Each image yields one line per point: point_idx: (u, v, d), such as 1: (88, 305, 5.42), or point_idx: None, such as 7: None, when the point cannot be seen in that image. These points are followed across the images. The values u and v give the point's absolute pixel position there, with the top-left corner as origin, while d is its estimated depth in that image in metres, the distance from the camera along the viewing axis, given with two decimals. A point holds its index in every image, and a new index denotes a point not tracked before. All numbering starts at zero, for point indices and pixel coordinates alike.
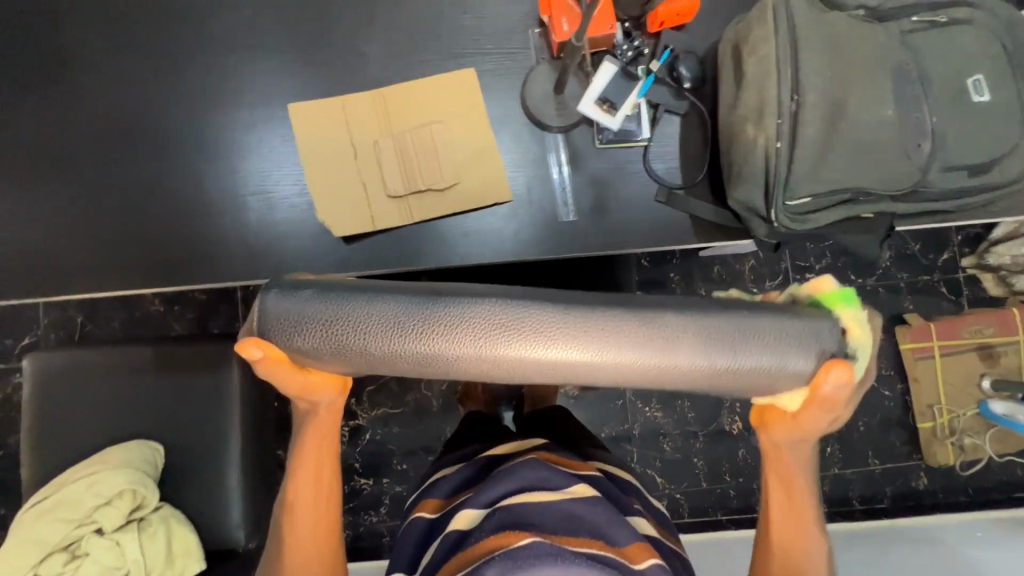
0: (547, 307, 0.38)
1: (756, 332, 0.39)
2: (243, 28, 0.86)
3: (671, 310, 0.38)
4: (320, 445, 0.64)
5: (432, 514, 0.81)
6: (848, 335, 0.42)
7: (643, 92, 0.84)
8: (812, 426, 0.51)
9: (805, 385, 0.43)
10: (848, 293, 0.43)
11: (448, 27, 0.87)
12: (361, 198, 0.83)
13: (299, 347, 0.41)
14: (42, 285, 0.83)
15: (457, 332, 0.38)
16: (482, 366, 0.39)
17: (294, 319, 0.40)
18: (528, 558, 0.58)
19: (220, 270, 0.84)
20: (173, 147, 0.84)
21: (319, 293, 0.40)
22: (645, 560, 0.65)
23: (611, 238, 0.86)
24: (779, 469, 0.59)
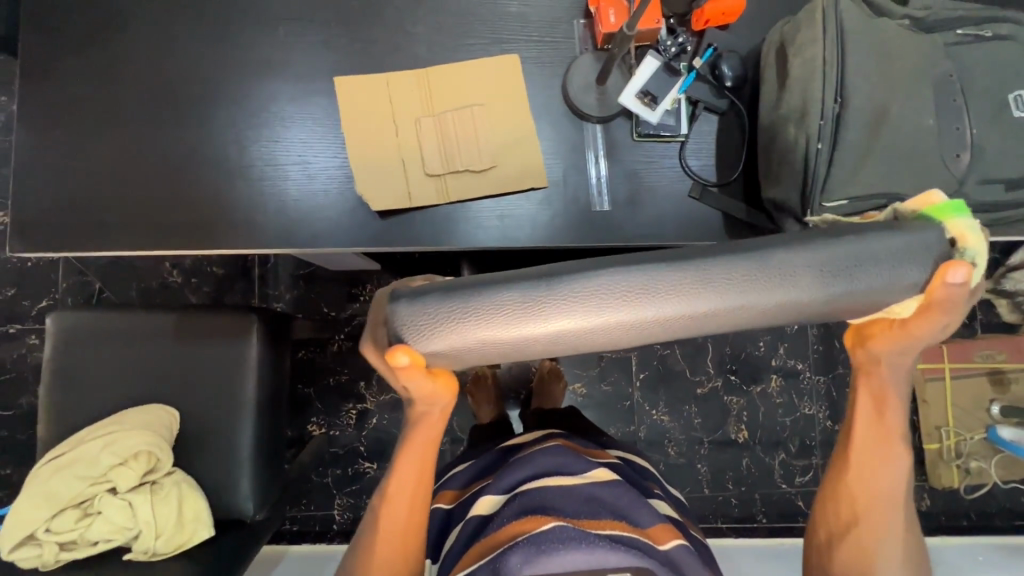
0: (657, 270, 0.41)
1: (866, 256, 0.41)
2: (294, 0, 0.87)
3: (783, 248, 0.41)
4: (422, 450, 0.66)
5: (449, 504, 0.84)
6: (958, 243, 0.43)
7: (684, 89, 0.85)
8: (920, 336, 0.49)
9: (918, 296, 0.44)
10: (958, 204, 0.44)
11: (495, 13, 0.88)
12: (399, 175, 0.84)
13: (432, 349, 0.44)
14: (78, 239, 0.84)
15: (587, 302, 0.41)
16: (617, 330, 0.42)
17: (427, 323, 0.43)
18: (552, 543, 0.60)
19: (255, 237, 0.85)
20: (218, 112, 0.85)
21: (440, 292, 0.43)
22: (670, 540, 0.67)
23: (642, 231, 0.87)
24: (872, 385, 0.56)
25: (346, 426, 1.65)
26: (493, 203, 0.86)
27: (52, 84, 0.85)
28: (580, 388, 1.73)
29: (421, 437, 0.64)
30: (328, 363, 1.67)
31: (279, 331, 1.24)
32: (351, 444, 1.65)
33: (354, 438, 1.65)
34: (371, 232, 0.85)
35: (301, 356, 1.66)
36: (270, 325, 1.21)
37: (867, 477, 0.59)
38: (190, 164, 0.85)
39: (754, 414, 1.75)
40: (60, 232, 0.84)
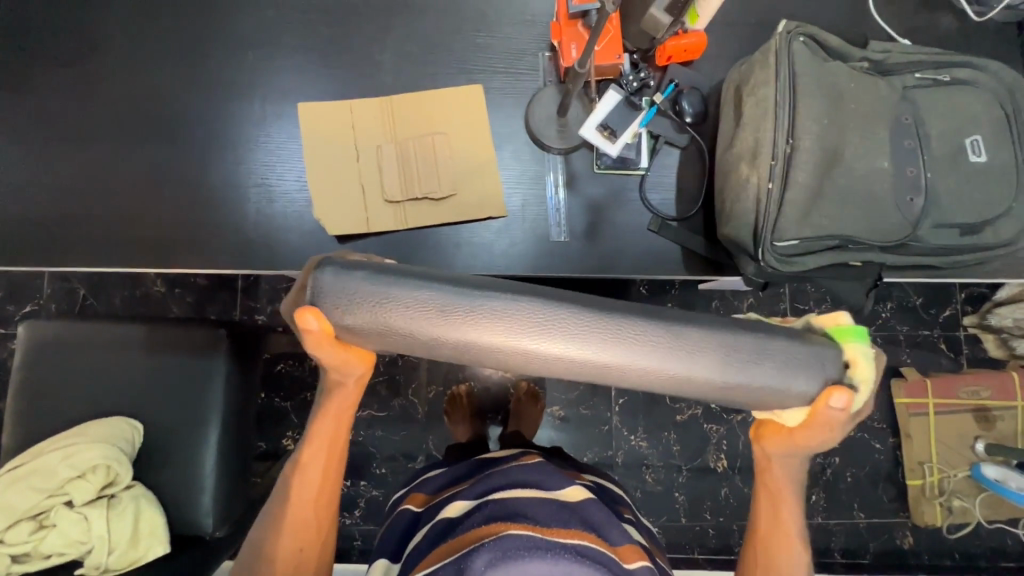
0: (577, 309, 0.40)
1: (769, 351, 0.41)
2: (265, 26, 0.89)
3: (697, 324, 0.40)
4: (336, 419, 0.65)
5: (418, 507, 0.83)
6: (849, 368, 0.43)
7: (644, 123, 0.86)
8: (804, 442, 0.52)
9: (805, 407, 0.43)
10: (860, 330, 0.44)
11: (461, 43, 0.89)
12: (360, 201, 0.85)
13: (343, 324, 0.42)
14: (39, 254, 0.85)
15: (499, 322, 0.40)
16: (518, 358, 0.40)
17: (347, 295, 0.41)
18: (518, 549, 0.59)
19: (214, 257, 0.85)
20: (184, 133, 0.87)
21: (371, 272, 0.41)
22: (636, 560, 0.65)
23: (601, 263, 0.87)
24: (770, 480, 0.60)
25: None
26: (452, 230, 0.86)
27: (25, 101, 0.87)
28: (557, 411, 1.71)
29: (335, 406, 0.64)
30: (306, 377, 1.66)
31: (248, 347, 1.24)
32: None
33: None
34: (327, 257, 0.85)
35: (278, 369, 1.66)
36: (239, 340, 1.21)
37: (769, 563, 0.64)
38: (154, 183, 0.86)
39: (733, 443, 1.73)
40: (23, 247, 0.85)
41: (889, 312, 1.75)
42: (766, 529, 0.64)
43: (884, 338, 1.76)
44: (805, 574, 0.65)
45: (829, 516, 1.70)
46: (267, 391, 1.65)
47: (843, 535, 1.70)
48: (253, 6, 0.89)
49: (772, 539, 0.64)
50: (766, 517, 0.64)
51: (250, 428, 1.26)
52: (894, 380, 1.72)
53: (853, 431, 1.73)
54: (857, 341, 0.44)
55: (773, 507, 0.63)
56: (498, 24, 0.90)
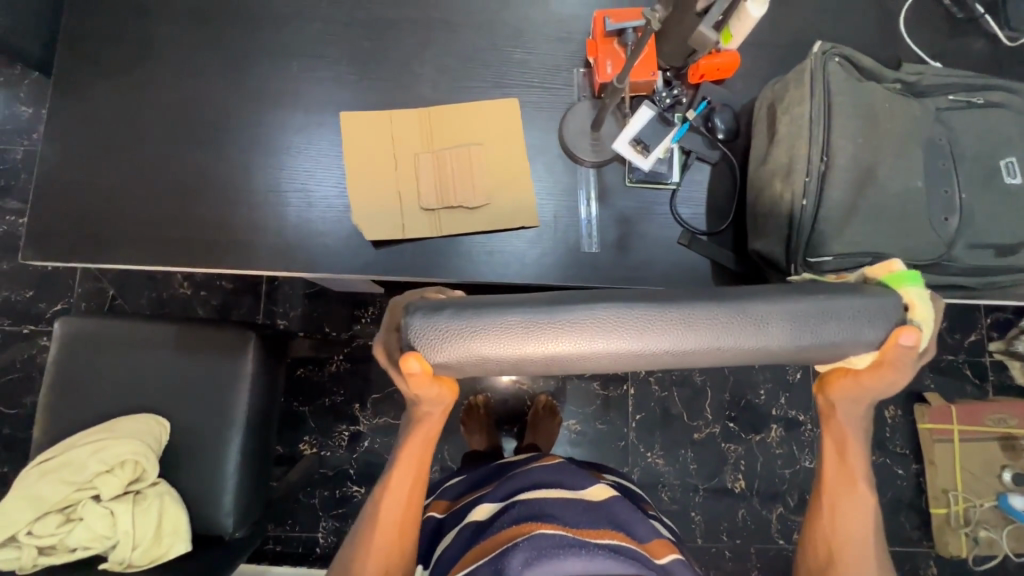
0: (658, 308, 0.44)
1: (836, 314, 0.45)
2: (310, 38, 0.92)
3: (762, 301, 0.44)
4: (422, 446, 0.69)
5: (441, 514, 0.84)
6: (909, 310, 0.48)
7: (677, 138, 0.88)
8: (871, 387, 0.54)
9: (874, 350, 0.48)
10: (915, 275, 0.49)
11: (497, 59, 0.92)
12: (397, 206, 0.87)
13: (439, 363, 0.46)
14: (86, 251, 0.88)
15: (586, 331, 0.44)
16: (607, 360, 0.45)
17: (441, 335, 0.45)
18: (553, 547, 0.59)
19: (253, 258, 0.88)
20: (229, 139, 0.90)
21: (452, 311, 0.45)
22: (667, 554, 0.66)
23: (630, 274, 0.88)
24: (837, 430, 0.63)
25: (337, 447, 1.65)
26: (484, 238, 0.88)
27: (80, 104, 0.91)
28: (573, 425, 1.70)
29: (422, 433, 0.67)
30: (325, 382, 1.68)
31: (274, 349, 1.26)
32: (340, 467, 1.65)
33: (343, 461, 1.64)
34: (362, 261, 0.87)
35: (298, 373, 1.68)
36: (266, 342, 1.23)
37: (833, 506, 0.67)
38: (199, 185, 0.89)
39: (751, 464, 1.70)
40: (71, 244, 0.88)
41: None
42: (834, 476, 0.66)
43: None
44: (874, 513, 0.67)
45: None
46: (286, 395, 1.67)
47: None
48: (300, 19, 0.93)
49: (839, 485, 0.66)
50: (832, 465, 0.66)
51: (272, 430, 1.28)
52: (918, 404, 1.69)
53: (875, 456, 1.70)
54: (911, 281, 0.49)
55: (839, 455, 0.65)
56: (534, 41, 0.92)
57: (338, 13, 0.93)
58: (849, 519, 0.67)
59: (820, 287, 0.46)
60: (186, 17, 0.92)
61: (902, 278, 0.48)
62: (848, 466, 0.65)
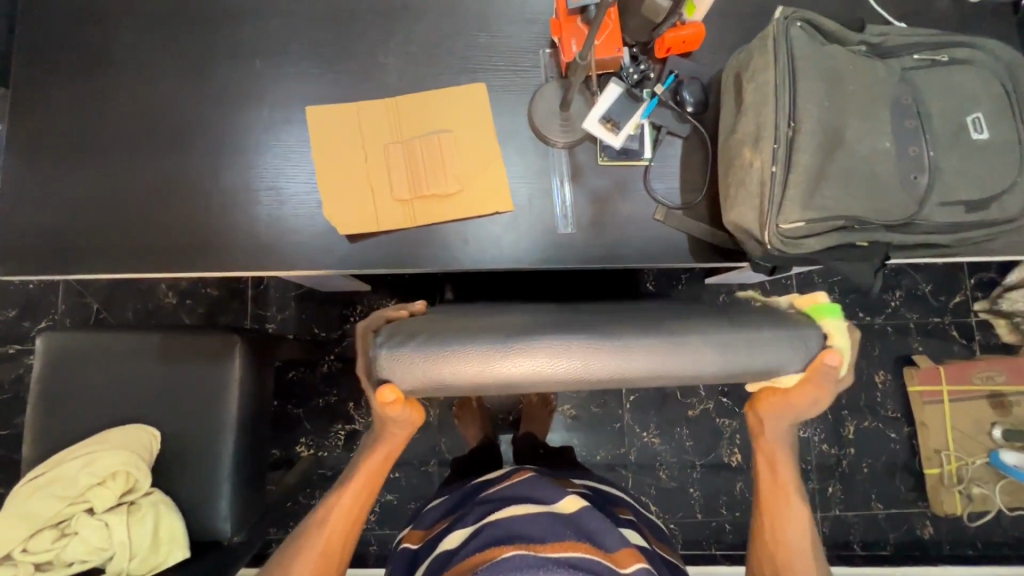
0: (581, 339, 0.60)
1: (763, 343, 0.61)
2: (271, 34, 0.91)
3: (694, 335, 0.61)
4: (380, 463, 0.77)
5: (413, 546, 0.89)
6: (829, 337, 0.63)
7: (647, 114, 0.87)
8: (798, 406, 0.66)
9: (811, 364, 0.62)
10: (834, 307, 0.65)
11: (463, 44, 0.91)
12: (371, 198, 0.86)
13: (406, 386, 0.59)
14: (55, 263, 0.87)
15: (523, 355, 0.59)
16: (540, 377, 0.59)
17: (407, 360, 0.59)
18: (512, 569, 0.64)
19: (228, 259, 0.87)
20: (196, 139, 0.89)
21: (413, 341, 0.60)
22: (632, 564, 0.69)
23: (608, 253, 0.88)
24: (770, 448, 0.73)
25: (334, 447, 1.65)
26: (460, 228, 0.87)
27: (41, 115, 0.89)
28: (568, 410, 1.71)
29: (382, 452, 0.75)
30: (318, 384, 1.67)
31: (262, 352, 1.25)
32: (337, 467, 1.65)
33: (340, 460, 1.65)
34: (337, 255, 0.87)
35: (290, 376, 1.67)
36: (253, 345, 1.23)
37: (773, 521, 0.74)
38: (168, 190, 0.88)
39: (747, 437, 1.72)
40: (42, 257, 0.87)
41: (898, 300, 1.75)
42: (768, 491, 0.75)
43: (895, 327, 1.75)
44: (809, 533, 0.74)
45: (846, 507, 1.70)
46: (279, 398, 1.66)
47: (861, 526, 1.69)
48: (260, 14, 0.91)
49: (774, 502, 0.74)
50: (766, 482, 0.75)
51: (265, 433, 1.28)
52: (907, 368, 1.71)
53: (867, 421, 1.73)
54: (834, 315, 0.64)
55: (768, 472, 0.74)
56: (500, 23, 0.92)
57: (299, 7, 0.92)
58: (787, 535, 0.73)
59: (746, 325, 0.62)
60: (143, 18, 0.91)
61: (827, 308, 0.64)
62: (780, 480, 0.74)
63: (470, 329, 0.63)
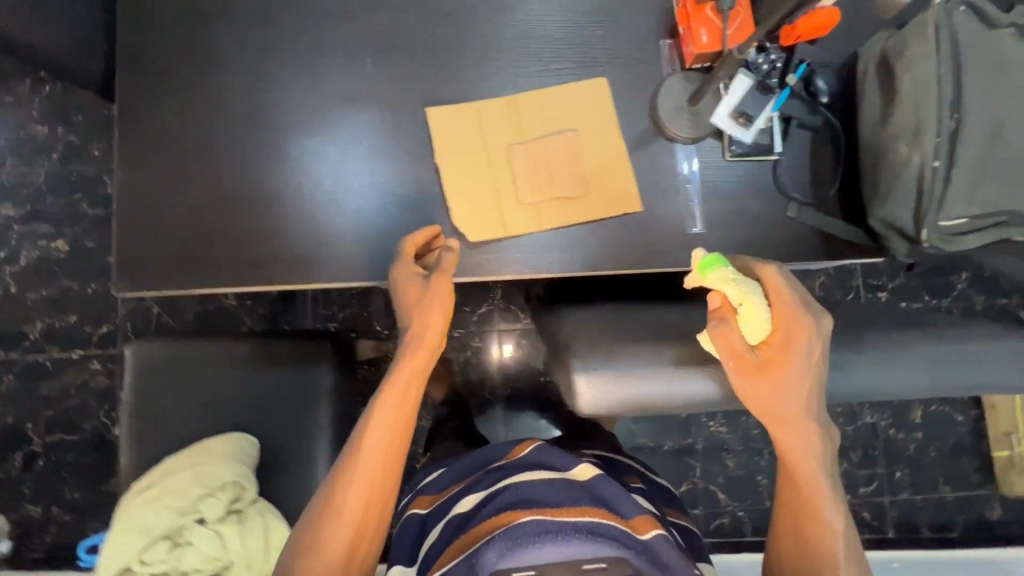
0: None
1: None
2: (380, 31, 0.87)
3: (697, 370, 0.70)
4: (412, 383, 0.73)
5: (423, 510, 0.83)
6: (738, 286, 0.64)
7: (778, 106, 0.84)
8: (773, 364, 0.63)
9: (777, 290, 0.65)
10: (714, 257, 0.65)
11: (581, 38, 0.87)
12: (498, 208, 0.84)
13: (602, 408, 0.68)
14: (170, 279, 0.84)
15: (699, 377, 0.69)
16: (711, 396, 0.70)
17: (603, 386, 0.68)
18: (527, 536, 0.59)
19: (351, 268, 0.85)
20: (307, 146, 0.86)
21: (607, 368, 0.68)
22: (651, 531, 0.66)
23: (736, 253, 0.85)
24: (795, 438, 0.66)
25: None
26: (585, 231, 0.84)
27: (142, 124, 0.85)
28: None
29: (414, 364, 0.73)
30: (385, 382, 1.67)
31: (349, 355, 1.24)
32: None
33: None
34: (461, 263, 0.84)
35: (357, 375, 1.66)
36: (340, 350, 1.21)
37: (804, 534, 0.67)
38: (282, 197, 0.85)
39: None
40: (158, 271, 0.84)
41: None
42: (799, 504, 0.68)
43: None
44: (845, 542, 0.66)
45: (914, 491, 1.69)
46: None
47: (928, 509, 1.69)
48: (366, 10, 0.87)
49: (795, 491, 0.67)
50: (791, 490, 0.68)
51: None
52: None
53: (934, 405, 1.71)
54: (718, 266, 0.64)
55: (789, 469, 0.67)
56: (618, 15, 0.88)
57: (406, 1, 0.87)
58: (820, 543, 0.66)
59: None
60: (242, 16, 0.86)
61: (709, 263, 0.65)
62: (803, 490, 0.67)
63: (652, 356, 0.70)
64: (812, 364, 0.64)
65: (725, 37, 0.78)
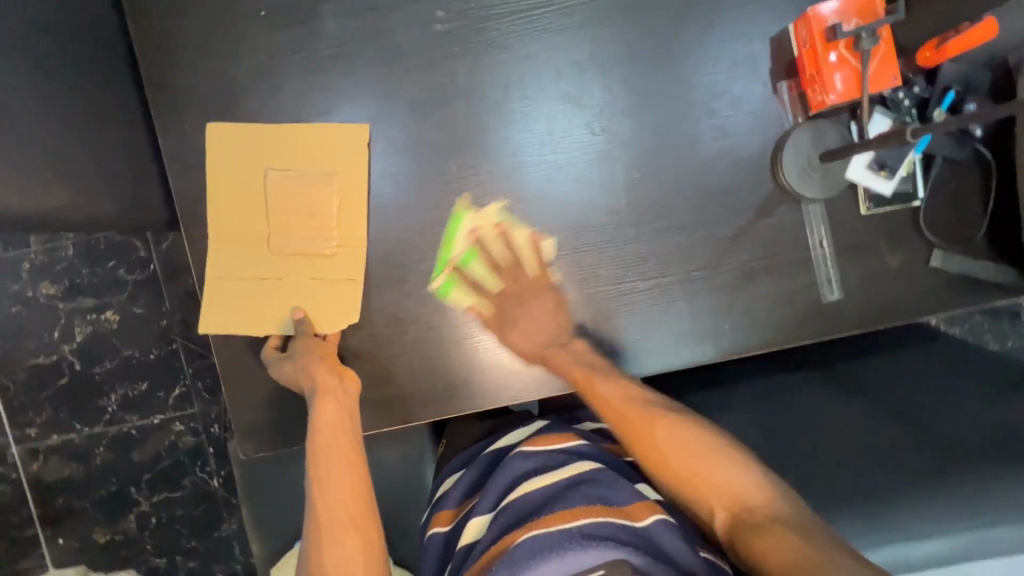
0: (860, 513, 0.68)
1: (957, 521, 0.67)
2: (457, 126, 0.76)
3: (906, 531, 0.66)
4: (344, 444, 0.71)
5: (446, 528, 0.78)
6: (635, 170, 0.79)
7: (921, 149, 0.74)
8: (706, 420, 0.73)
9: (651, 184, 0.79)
10: None
11: (683, 96, 0.76)
12: (333, 295, 0.76)
13: None
14: (291, 432, 0.79)
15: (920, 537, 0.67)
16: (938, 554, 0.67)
17: None
18: (523, 560, 0.60)
19: (480, 393, 0.80)
20: (409, 272, 0.77)
21: None
22: (649, 517, 0.66)
23: (879, 314, 0.79)
24: (648, 429, 0.72)
25: None
26: (715, 319, 0.79)
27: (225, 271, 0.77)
28: None
29: (332, 425, 0.71)
30: None
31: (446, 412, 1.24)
32: None
33: None
34: (596, 373, 0.80)
35: None
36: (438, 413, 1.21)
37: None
38: (405, 330, 0.78)
39: None
40: (275, 426, 0.79)
41: None
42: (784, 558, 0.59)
43: None
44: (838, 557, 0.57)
45: None
46: None
47: None
48: (435, 105, 0.75)
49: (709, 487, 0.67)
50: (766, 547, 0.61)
51: None
52: None
53: None
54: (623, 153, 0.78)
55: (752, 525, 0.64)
56: (723, 64, 0.76)
57: (478, 85, 0.75)
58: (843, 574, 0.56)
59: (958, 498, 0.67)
60: (308, 135, 0.75)
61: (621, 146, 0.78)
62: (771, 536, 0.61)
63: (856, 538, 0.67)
64: (611, 259, 0.78)
65: (865, 84, 0.68)
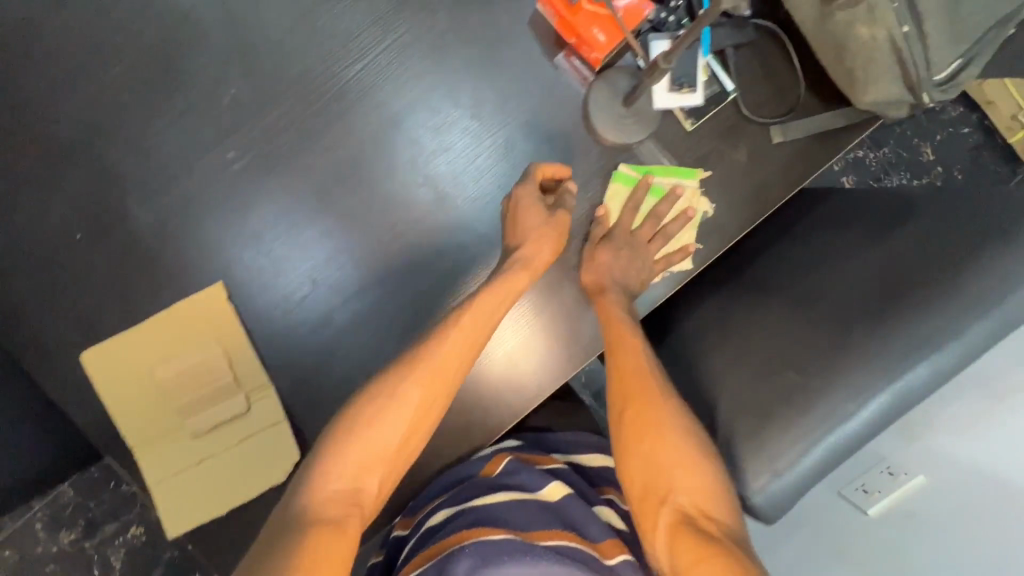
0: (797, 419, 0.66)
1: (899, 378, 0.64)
2: (294, 239, 0.78)
3: (840, 406, 0.65)
4: (409, 435, 0.63)
5: (405, 529, 0.80)
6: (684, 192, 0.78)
7: (707, 50, 0.76)
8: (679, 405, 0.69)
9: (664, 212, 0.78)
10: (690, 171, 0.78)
11: (479, 111, 0.78)
12: (261, 450, 0.77)
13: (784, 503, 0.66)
14: None
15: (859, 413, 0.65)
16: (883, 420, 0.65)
17: (776, 493, 0.66)
18: (497, 555, 0.62)
19: (443, 459, 0.81)
20: (322, 388, 0.78)
21: (771, 477, 0.66)
22: (617, 555, 0.68)
23: (756, 207, 0.80)
24: (660, 417, 0.67)
25: None
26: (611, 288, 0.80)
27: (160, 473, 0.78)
28: None
29: (398, 412, 0.63)
30: None
31: None
32: None
33: None
34: (534, 387, 0.79)
35: None
36: None
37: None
38: None
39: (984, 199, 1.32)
40: None
41: None
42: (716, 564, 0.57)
43: None
44: None
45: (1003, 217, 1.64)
46: None
47: None
48: (268, 233, 0.78)
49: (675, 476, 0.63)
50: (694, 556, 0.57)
51: None
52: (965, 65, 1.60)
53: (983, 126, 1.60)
54: (685, 176, 0.78)
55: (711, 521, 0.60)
56: (498, 66, 0.77)
57: (296, 196, 0.77)
58: None
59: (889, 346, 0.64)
60: (172, 317, 0.76)
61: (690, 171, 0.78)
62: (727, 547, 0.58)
63: (791, 435, 0.66)
64: (637, 263, 0.77)
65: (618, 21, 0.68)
